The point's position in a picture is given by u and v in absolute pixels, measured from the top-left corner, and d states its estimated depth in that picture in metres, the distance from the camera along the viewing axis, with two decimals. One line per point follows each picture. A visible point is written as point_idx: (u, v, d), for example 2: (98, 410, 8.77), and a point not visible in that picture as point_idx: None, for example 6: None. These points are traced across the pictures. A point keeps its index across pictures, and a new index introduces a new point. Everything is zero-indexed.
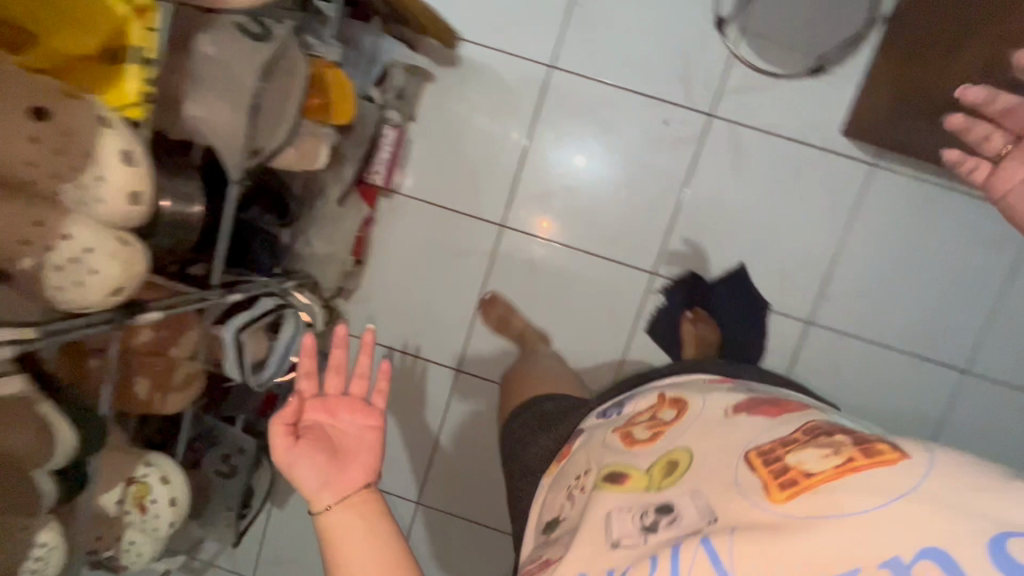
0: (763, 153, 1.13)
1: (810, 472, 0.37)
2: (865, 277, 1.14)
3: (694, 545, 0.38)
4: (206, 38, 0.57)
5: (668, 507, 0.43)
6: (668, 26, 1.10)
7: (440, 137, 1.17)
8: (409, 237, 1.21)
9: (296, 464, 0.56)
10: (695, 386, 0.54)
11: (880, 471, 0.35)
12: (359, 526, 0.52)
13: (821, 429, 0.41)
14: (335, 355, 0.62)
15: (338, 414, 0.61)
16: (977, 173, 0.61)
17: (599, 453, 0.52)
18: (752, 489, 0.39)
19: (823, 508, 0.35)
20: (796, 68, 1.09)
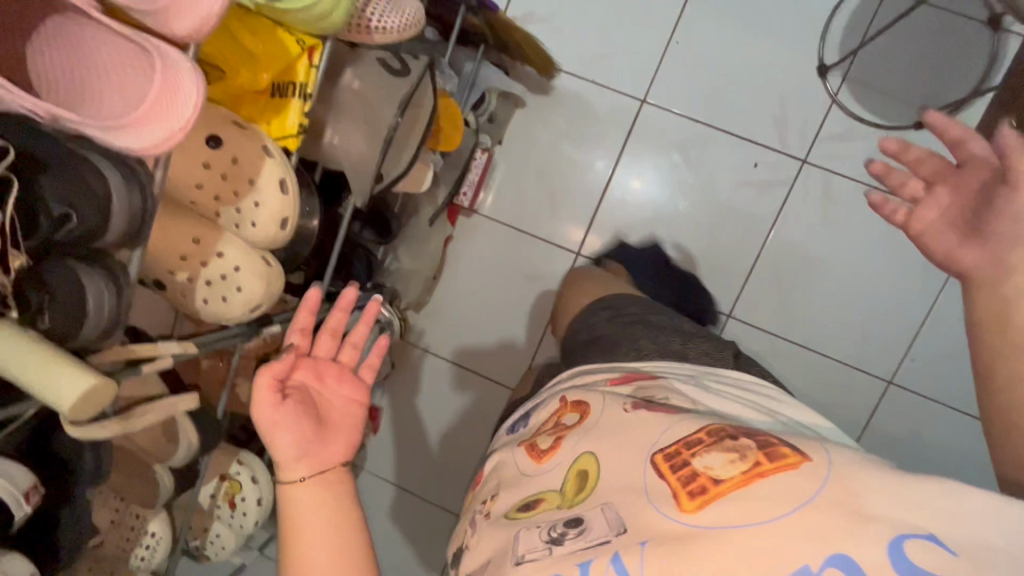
0: (856, 205, 1.09)
1: (717, 479, 0.39)
2: (957, 342, 1.09)
3: (604, 565, 0.39)
4: (352, 72, 0.61)
5: (578, 519, 0.43)
6: (767, 69, 1.09)
7: (524, 161, 1.18)
8: (484, 257, 1.22)
9: (279, 426, 0.52)
10: (598, 388, 0.56)
11: (782, 477, 0.38)
12: (328, 503, 0.51)
13: (726, 432, 0.43)
14: (333, 318, 0.61)
15: (326, 379, 0.59)
16: (895, 217, 0.53)
17: (511, 473, 0.52)
18: (662, 494, 0.41)
19: (736, 516, 0.37)
20: (900, 120, 1.06)
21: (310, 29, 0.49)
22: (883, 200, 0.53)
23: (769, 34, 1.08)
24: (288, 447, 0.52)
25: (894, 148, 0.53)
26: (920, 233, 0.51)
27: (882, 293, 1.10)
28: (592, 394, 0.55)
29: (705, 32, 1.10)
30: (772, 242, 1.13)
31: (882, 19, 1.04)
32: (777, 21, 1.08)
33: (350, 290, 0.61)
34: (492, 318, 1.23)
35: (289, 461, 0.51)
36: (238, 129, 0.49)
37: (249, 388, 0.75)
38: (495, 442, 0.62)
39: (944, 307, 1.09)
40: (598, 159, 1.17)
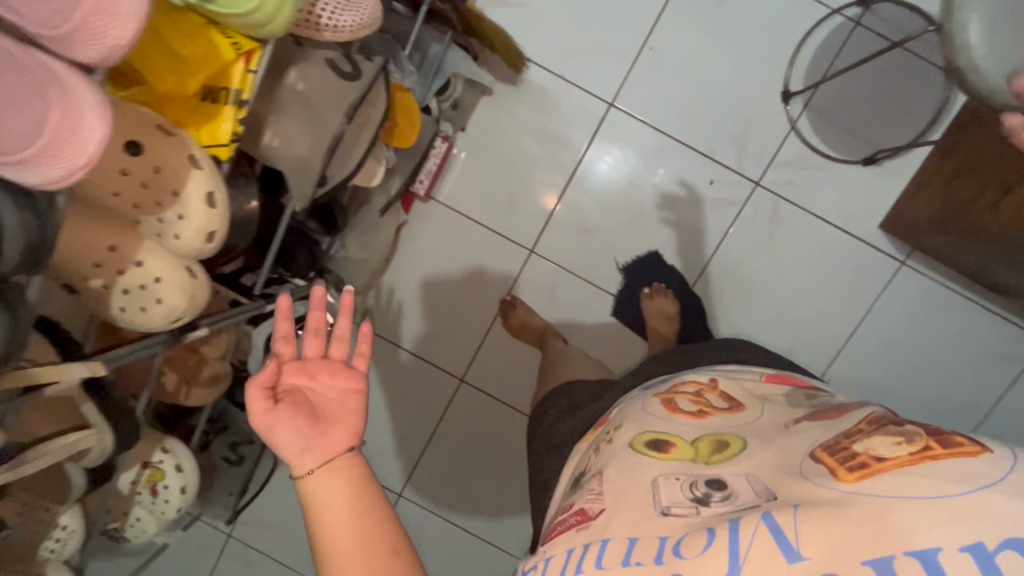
0: (800, 231, 1.14)
1: (881, 457, 0.38)
2: (875, 370, 1.17)
3: (755, 520, 0.38)
4: (296, 73, 0.58)
5: (719, 482, 0.44)
6: (734, 88, 1.10)
7: (486, 152, 1.16)
8: (437, 245, 1.20)
9: (275, 428, 0.52)
10: (750, 384, 0.58)
11: (959, 462, 0.36)
12: (342, 491, 0.49)
13: (886, 422, 0.42)
14: (313, 317, 0.58)
15: (318, 378, 0.56)
16: None
17: (641, 419, 0.54)
18: (820, 472, 0.40)
19: (907, 489, 0.35)
20: (850, 154, 1.10)
21: (248, 33, 0.46)
22: None
23: (741, 52, 1.09)
24: (290, 445, 0.51)
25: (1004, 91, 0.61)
26: None
27: (814, 317, 1.17)
28: (741, 387, 0.57)
29: (680, 42, 1.09)
30: (720, 259, 1.17)
31: (847, 53, 1.06)
32: (750, 40, 1.08)
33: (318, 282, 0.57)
34: (440, 307, 1.22)
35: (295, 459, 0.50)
36: (161, 136, 0.46)
37: (177, 379, 0.72)
38: (623, 397, 0.65)
39: (865, 336, 1.16)
40: (561, 158, 1.15)
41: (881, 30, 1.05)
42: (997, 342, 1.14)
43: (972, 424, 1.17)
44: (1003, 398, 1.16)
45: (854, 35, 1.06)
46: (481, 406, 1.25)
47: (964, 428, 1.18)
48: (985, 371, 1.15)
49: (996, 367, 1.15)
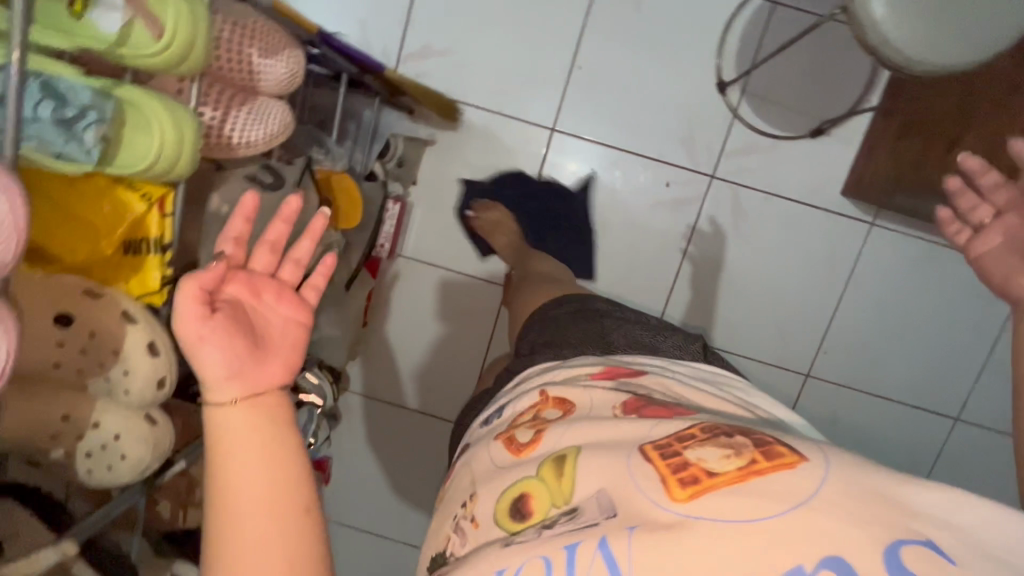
0: (764, 214, 1.14)
1: (711, 471, 0.38)
2: (866, 333, 1.17)
3: (591, 548, 0.37)
4: (218, 196, 0.58)
5: (572, 508, 0.42)
6: (669, 89, 1.10)
7: (441, 200, 1.16)
8: (413, 300, 1.21)
9: (204, 343, 0.44)
10: (584, 382, 0.56)
11: (778, 473, 0.36)
12: (260, 433, 0.43)
13: (721, 430, 0.42)
14: (273, 229, 0.51)
15: (263, 297, 0.49)
16: (960, 237, 0.68)
17: (490, 474, 0.49)
18: (653, 487, 0.39)
19: (720, 508, 0.35)
20: (797, 130, 1.10)
21: (152, 176, 0.45)
22: (950, 219, 0.70)
23: (669, 54, 1.09)
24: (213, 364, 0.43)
25: (974, 165, 0.67)
26: (980, 255, 0.63)
27: (796, 295, 1.16)
28: (575, 390, 0.54)
29: (607, 57, 1.10)
30: (692, 257, 1.17)
31: (771, 34, 1.07)
32: (675, 40, 1.09)
33: (291, 194, 0.51)
34: (430, 359, 1.24)
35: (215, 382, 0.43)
36: (90, 301, 0.46)
37: (171, 505, 0.73)
38: (469, 435, 0.62)
39: (851, 303, 1.16)
40: (516, 192, 1.16)
41: (801, 6, 1.06)
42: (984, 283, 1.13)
43: (972, 367, 1.18)
44: (998, 336, 1.16)
45: (775, 16, 1.06)
46: None
47: (965, 372, 1.18)
48: (977, 313, 1.15)
49: (988, 308, 1.15)
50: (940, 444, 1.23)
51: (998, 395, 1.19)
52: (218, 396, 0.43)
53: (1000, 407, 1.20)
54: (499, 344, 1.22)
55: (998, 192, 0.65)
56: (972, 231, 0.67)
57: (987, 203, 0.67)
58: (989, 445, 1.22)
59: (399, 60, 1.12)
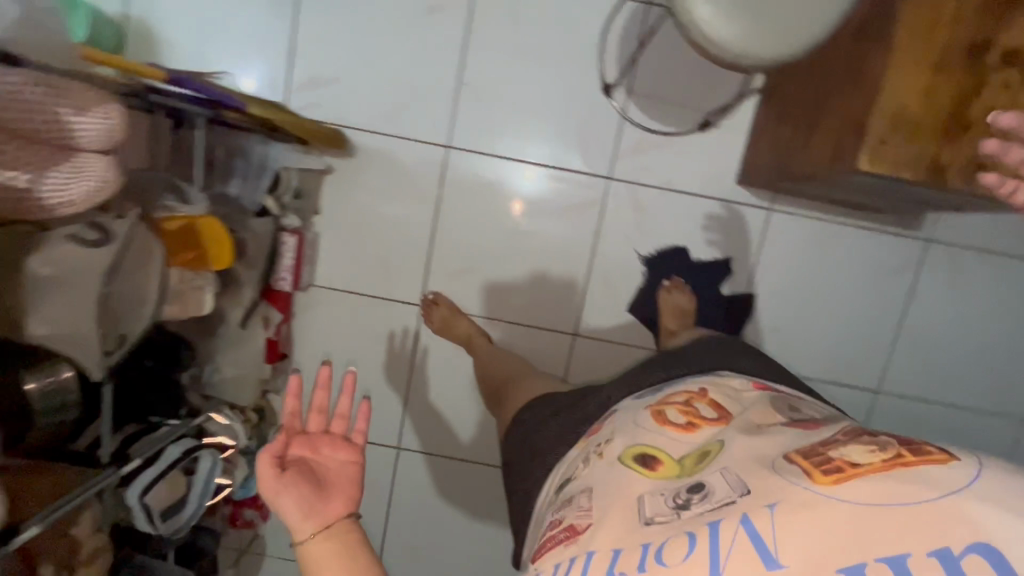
0: (664, 210, 1.16)
1: (856, 463, 0.39)
2: (778, 317, 1.19)
3: (735, 524, 0.39)
4: (38, 258, 0.57)
5: (700, 486, 0.44)
6: (558, 95, 1.12)
7: (347, 227, 1.16)
8: (330, 329, 1.20)
9: (281, 495, 0.53)
10: (733, 393, 0.57)
11: (930, 467, 0.37)
12: (338, 555, 0.49)
13: (863, 434, 0.43)
14: (317, 395, 0.61)
15: (320, 448, 0.59)
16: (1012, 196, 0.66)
17: (630, 431, 0.54)
18: (794, 474, 0.40)
19: (876, 493, 0.36)
20: (686, 125, 1.12)
21: None
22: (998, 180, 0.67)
23: (553, 61, 1.10)
24: (291, 511, 0.52)
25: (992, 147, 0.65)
26: None
27: (707, 284, 1.18)
28: (728, 396, 0.56)
29: (493, 70, 1.11)
30: (601, 258, 1.18)
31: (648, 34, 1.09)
32: (558, 47, 1.10)
33: (323, 367, 0.60)
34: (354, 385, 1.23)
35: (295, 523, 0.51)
36: None
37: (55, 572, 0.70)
38: (615, 405, 0.65)
39: (759, 288, 1.18)
40: (419, 211, 1.16)
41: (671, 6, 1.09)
42: (883, 256, 1.17)
43: (885, 338, 1.20)
44: (906, 306, 1.19)
45: (650, 15, 1.09)
46: (425, 466, 1.26)
47: (880, 344, 1.20)
48: (881, 286, 1.18)
49: (890, 280, 1.18)
50: (866, 419, 1.24)
51: (915, 365, 1.21)
52: (302, 535, 0.51)
53: (920, 375, 1.22)
54: (421, 364, 1.21)
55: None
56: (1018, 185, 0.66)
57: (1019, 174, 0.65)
58: (916, 415, 1.23)
59: (287, 91, 1.13)
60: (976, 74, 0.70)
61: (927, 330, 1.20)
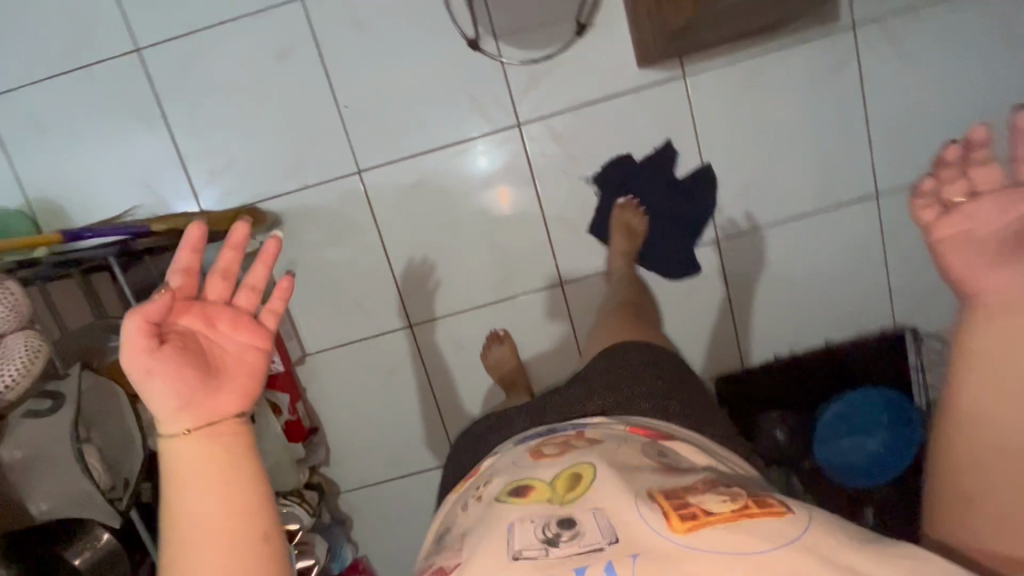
0: (584, 127, 1.12)
1: (710, 512, 0.43)
2: (743, 173, 1.14)
3: (600, 571, 0.41)
4: (9, 445, 0.61)
5: (570, 521, 0.45)
6: (433, 73, 1.10)
7: (309, 289, 1.18)
8: (342, 386, 1.22)
9: (155, 374, 0.47)
10: (613, 429, 0.59)
11: (767, 521, 0.42)
12: (211, 460, 0.46)
13: (719, 483, 0.48)
14: (224, 259, 0.53)
15: (217, 325, 0.51)
16: (924, 208, 0.51)
17: (510, 471, 0.55)
18: (654, 516, 0.43)
19: (722, 543, 0.40)
20: (563, 39, 1.08)
21: None
22: (926, 182, 0.52)
23: (411, 44, 1.08)
24: (163, 392, 0.46)
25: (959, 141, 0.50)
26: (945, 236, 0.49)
27: (661, 176, 1.14)
28: (607, 433, 0.58)
29: (363, 81, 1.10)
30: (551, 202, 1.15)
31: None
32: (410, 30, 1.08)
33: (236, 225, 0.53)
34: (388, 425, 1.24)
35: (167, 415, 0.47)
36: None
37: None
38: (507, 445, 0.65)
39: (711, 154, 1.13)
40: (366, 243, 1.16)
41: None
42: (817, 64, 1.10)
43: (859, 141, 1.13)
44: (865, 101, 1.12)
45: None
46: None
47: (857, 149, 1.13)
48: (830, 93, 1.11)
49: (835, 83, 1.11)
50: (880, 228, 1.17)
51: (902, 153, 1.14)
52: (172, 426, 0.47)
53: (912, 159, 1.14)
54: (436, 378, 1.22)
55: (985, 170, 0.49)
56: (941, 204, 0.50)
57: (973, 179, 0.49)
58: None
59: (196, 193, 1.14)
60: None
61: (896, 113, 1.12)
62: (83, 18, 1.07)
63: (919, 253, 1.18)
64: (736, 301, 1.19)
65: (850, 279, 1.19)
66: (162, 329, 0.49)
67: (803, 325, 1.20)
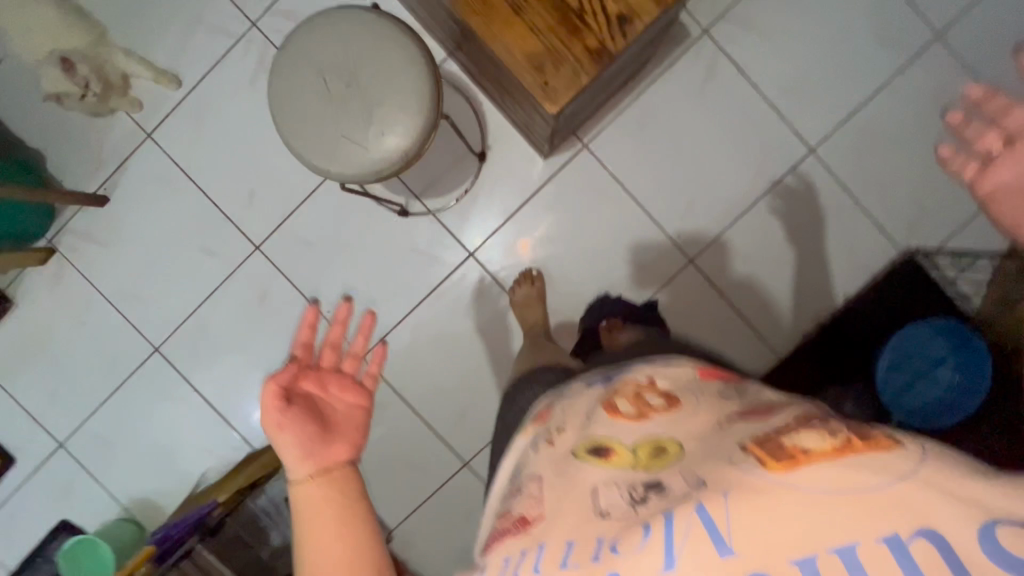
0: (526, 227, 1.22)
1: (807, 448, 0.36)
2: (680, 192, 1.20)
3: (689, 510, 0.37)
4: None
5: (657, 481, 0.41)
6: (384, 249, 1.23)
7: (368, 475, 1.25)
8: (434, 549, 1.25)
9: (285, 429, 0.59)
10: (689, 373, 0.52)
11: (880, 454, 0.35)
12: (326, 508, 0.53)
13: (812, 416, 0.41)
14: (334, 332, 0.69)
15: (328, 388, 0.65)
16: (969, 176, 0.46)
17: (580, 424, 0.49)
18: (747, 459, 0.38)
19: (841, 481, 0.34)
20: (472, 168, 1.20)
21: None
22: (950, 152, 0.48)
23: (355, 237, 1.23)
24: (293, 451, 0.57)
25: (976, 93, 0.48)
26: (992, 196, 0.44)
27: (612, 231, 1.21)
28: (675, 375, 0.51)
29: (332, 283, 1.24)
30: None
31: None
32: (349, 226, 1.23)
33: (341, 304, 0.71)
34: None
35: (296, 464, 0.56)
36: None
37: None
38: (563, 389, 0.61)
39: (645, 191, 1.20)
40: (396, 412, 1.25)
41: None
42: (691, 75, 1.17)
43: (765, 114, 1.18)
44: (751, 81, 1.17)
45: None
46: None
47: (768, 122, 1.18)
48: (717, 90, 1.18)
49: (716, 81, 1.17)
50: (833, 177, 1.18)
51: (811, 105, 1.18)
52: (296, 475, 0.56)
53: (823, 104, 1.17)
54: None
55: (999, 106, 0.46)
56: (985, 163, 0.45)
57: (997, 126, 0.46)
58: (860, 128, 1.17)
59: (246, 436, 1.28)
60: None
61: (784, 75, 1.17)
62: (107, 340, 1.27)
63: (883, 177, 1.18)
64: (739, 305, 1.20)
65: (834, 233, 1.19)
66: (288, 390, 0.62)
67: (815, 292, 1.19)
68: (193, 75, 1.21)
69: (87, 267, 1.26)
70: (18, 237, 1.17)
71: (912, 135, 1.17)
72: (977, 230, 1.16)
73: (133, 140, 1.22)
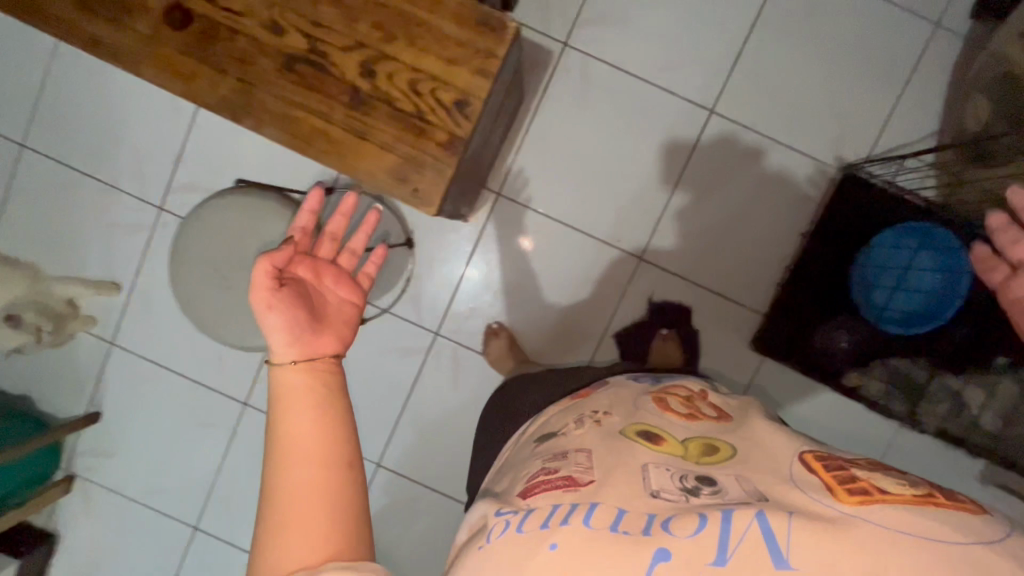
0: (476, 289, 1.23)
1: (884, 488, 0.42)
2: (604, 199, 1.20)
3: (750, 518, 0.40)
4: None
5: (712, 482, 0.46)
6: (357, 360, 1.26)
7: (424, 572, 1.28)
8: None
9: (273, 310, 0.58)
10: (738, 404, 0.63)
11: (955, 511, 0.39)
12: (309, 398, 0.53)
13: (890, 467, 0.46)
14: (333, 223, 0.67)
15: (323, 278, 0.63)
16: (1000, 280, 0.77)
17: (633, 412, 0.59)
18: (817, 489, 0.43)
19: (902, 522, 0.38)
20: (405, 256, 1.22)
21: None
22: (985, 265, 0.80)
23: None
24: (279, 334, 0.56)
25: (999, 222, 0.76)
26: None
27: (557, 261, 1.22)
28: (729, 401, 0.64)
29: None
30: None
31: None
32: None
33: (350, 196, 0.68)
34: None
35: (281, 346, 0.55)
36: None
37: None
38: (612, 378, 0.73)
39: (572, 213, 1.21)
40: (428, 504, 1.27)
41: None
42: (571, 89, 1.17)
43: (655, 95, 1.17)
44: (629, 72, 1.17)
45: None
46: None
47: (660, 101, 1.17)
48: (601, 92, 1.18)
49: (596, 85, 1.17)
50: (742, 129, 1.17)
51: (695, 70, 1.17)
52: (281, 358, 0.55)
53: (707, 63, 1.17)
54: None
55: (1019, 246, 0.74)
56: (1007, 279, 0.75)
57: (1010, 251, 0.75)
58: (750, 72, 1.16)
59: None
60: (375, 100, 0.78)
61: (659, 52, 1.17)
62: (151, 537, 1.33)
63: (790, 108, 1.16)
64: (701, 281, 1.20)
65: (765, 178, 1.18)
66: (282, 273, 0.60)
67: (770, 242, 1.18)
68: (127, 275, 1.26)
69: (105, 478, 1.32)
70: (35, 480, 1.23)
71: (802, 60, 1.15)
72: (900, 125, 1.15)
73: (101, 352, 1.28)
